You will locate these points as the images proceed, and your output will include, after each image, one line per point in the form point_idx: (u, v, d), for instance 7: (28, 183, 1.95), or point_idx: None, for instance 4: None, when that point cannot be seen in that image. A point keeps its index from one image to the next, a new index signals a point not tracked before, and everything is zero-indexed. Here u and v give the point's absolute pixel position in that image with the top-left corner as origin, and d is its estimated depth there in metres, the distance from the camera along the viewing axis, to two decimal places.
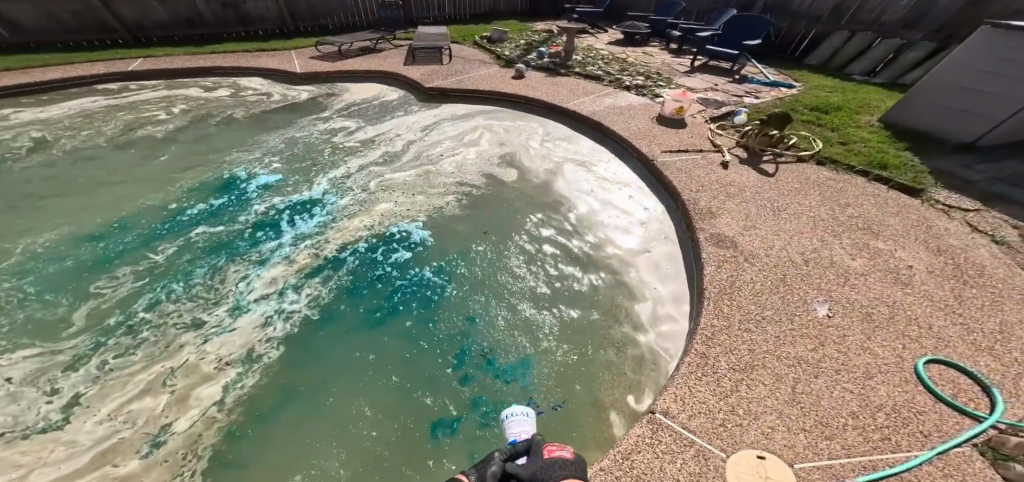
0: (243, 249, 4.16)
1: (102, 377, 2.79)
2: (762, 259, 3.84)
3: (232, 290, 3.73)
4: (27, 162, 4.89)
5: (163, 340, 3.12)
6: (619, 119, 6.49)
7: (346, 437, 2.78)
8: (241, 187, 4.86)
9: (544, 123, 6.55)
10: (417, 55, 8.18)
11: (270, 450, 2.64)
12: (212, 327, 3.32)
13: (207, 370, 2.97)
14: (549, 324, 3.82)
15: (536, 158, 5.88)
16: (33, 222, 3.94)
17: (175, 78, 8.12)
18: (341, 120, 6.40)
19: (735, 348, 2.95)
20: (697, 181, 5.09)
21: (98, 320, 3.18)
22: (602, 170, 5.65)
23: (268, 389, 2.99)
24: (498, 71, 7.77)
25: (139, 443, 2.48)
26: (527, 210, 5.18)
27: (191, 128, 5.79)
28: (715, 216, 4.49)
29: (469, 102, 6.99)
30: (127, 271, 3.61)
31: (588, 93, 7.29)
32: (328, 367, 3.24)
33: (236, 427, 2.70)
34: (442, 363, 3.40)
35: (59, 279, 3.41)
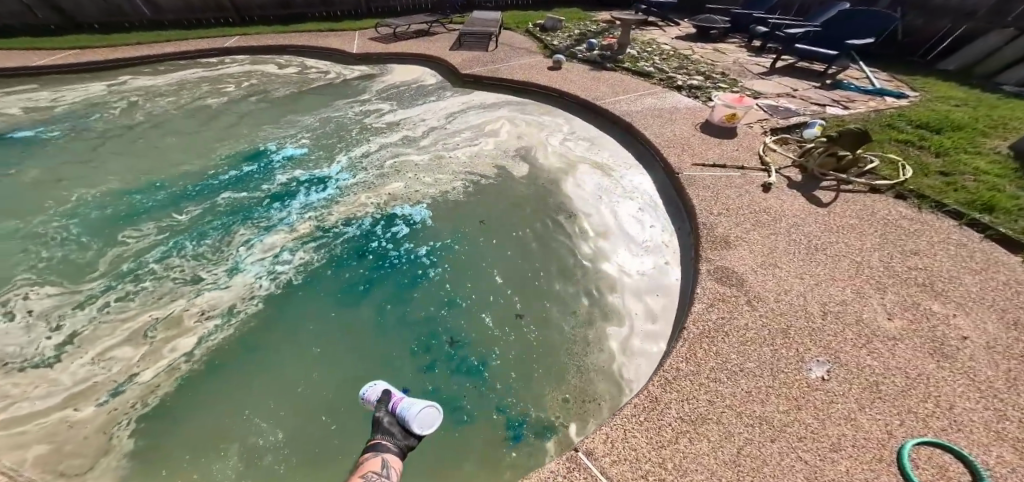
0: (257, 214, 4.51)
1: (98, 318, 3.20)
2: (767, 304, 3.29)
3: (234, 251, 4.10)
4: (112, 122, 5.58)
5: (160, 291, 3.52)
6: (656, 124, 5.89)
7: (285, 401, 2.92)
8: (269, 156, 5.19)
9: (572, 120, 6.21)
10: (465, 41, 8.08)
11: (212, 403, 2.84)
12: (208, 283, 3.70)
13: (186, 323, 3.30)
14: (516, 330, 3.69)
15: (555, 157, 5.59)
16: (97, 175, 4.55)
17: (259, 54, 8.60)
18: (377, 103, 6.40)
19: (694, 397, 2.60)
20: (722, 204, 4.46)
21: (115, 266, 3.67)
22: (622, 178, 5.24)
23: (231, 347, 3.23)
24: (539, 61, 7.46)
25: (100, 391, 2.76)
26: (531, 212, 4.97)
27: (245, 100, 6.31)
28: (731, 247, 3.92)
29: (502, 91, 6.81)
30: (151, 226, 4.11)
31: (630, 92, 6.72)
32: (292, 333, 3.43)
33: (189, 380, 2.94)
34: (399, 347, 3.47)
35: (97, 226, 3.98)
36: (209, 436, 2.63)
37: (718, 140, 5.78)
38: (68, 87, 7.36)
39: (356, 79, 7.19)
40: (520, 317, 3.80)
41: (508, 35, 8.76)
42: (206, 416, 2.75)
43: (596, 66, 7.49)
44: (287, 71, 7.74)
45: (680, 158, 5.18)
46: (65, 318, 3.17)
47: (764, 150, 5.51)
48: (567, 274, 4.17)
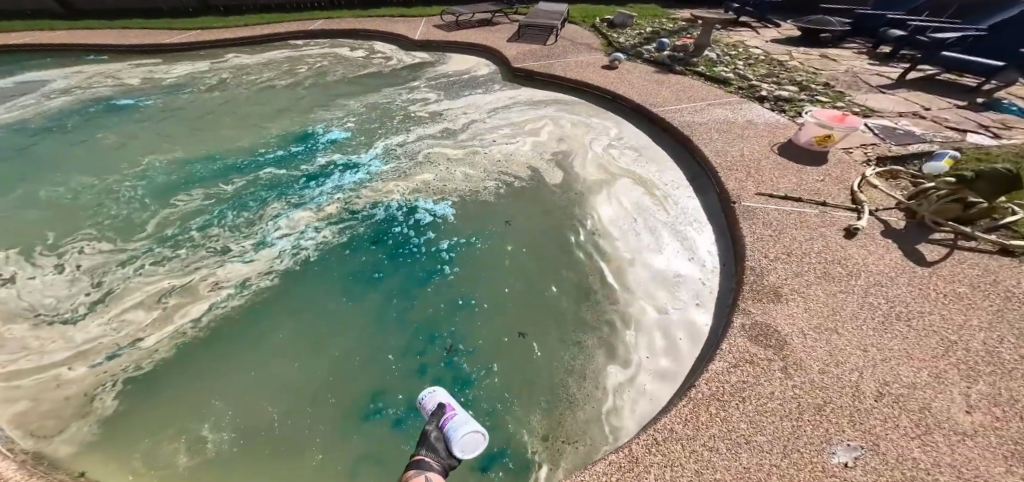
0: (292, 191, 4.69)
1: (129, 279, 3.46)
2: (805, 374, 2.50)
3: (265, 226, 4.27)
4: (197, 98, 6.19)
5: (189, 260, 3.75)
6: (716, 142, 5.09)
7: (268, 383, 2.95)
8: (315, 138, 5.34)
9: (624, 128, 5.64)
10: (524, 38, 7.86)
11: (202, 372, 2.96)
12: (234, 255, 3.90)
13: (201, 292, 3.49)
14: (511, 348, 3.39)
15: (594, 167, 5.13)
16: (169, 143, 5.02)
17: (337, 38, 8.93)
18: (425, 91, 6.37)
19: (681, 466, 2.08)
20: (777, 248, 3.48)
21: (160, 229, 3.99)
22: (667, 195, 4.59)
23: (235, 320, 3.36)
24: (597, 63, 6.96)
25: (101, 353, 2.93)
26: (560, 224, 4.58)
27: (309, 81, 6.64)
28: (780, 302, 3.00)
29: (555, 88, 6.52)
30: (199, 193, 4.44)
31: (692, 107, 6.00)
32: (296, 313, 3.50)
33: (187, 346, 3.10)
34: (391, 344, 3.35)
35: (157, 190, 4.38)
36: (189, 407, 2.73)
37: (797, 166, 4.65)
38: (181, 64, 8.38)
39: (410, 68, 7.18)
40: (519, 336, 3.49)
41: (571, 32, 8.31)
42: (192, 386, 2.86)
43: (659, 76, 6.89)
44: (355, 55, 7.95)
45: (739, 183, 4.34)
46: (105, 275, 3.43)
47: (860, 184, 4.15)
48: (578, 300, 3.75)
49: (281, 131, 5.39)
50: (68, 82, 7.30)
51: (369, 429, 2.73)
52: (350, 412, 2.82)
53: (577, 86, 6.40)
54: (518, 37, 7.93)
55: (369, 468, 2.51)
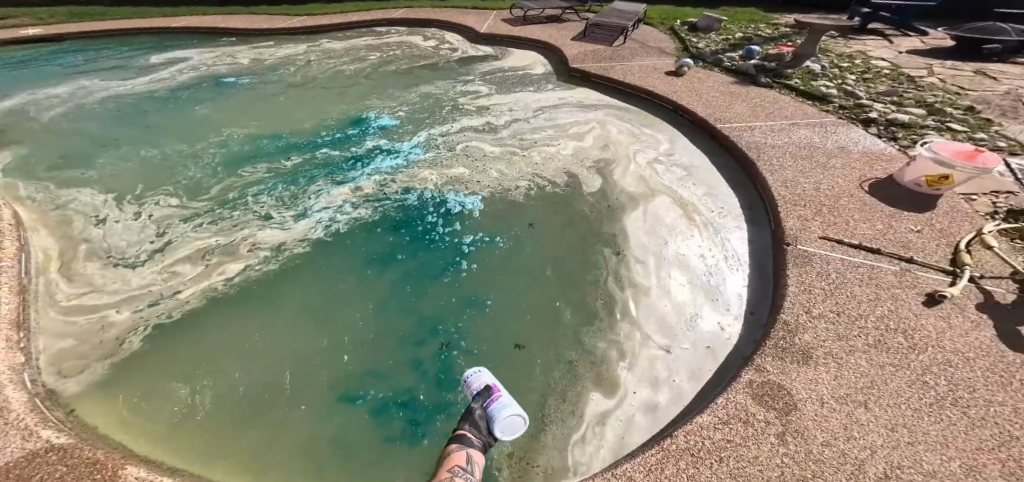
0: (341, 171, 4.87)
1: (185, 233, 3.84)
2: (802, 445, 2.03)
3: (308, 201, 4.55)
4: (278, 77, 6.79)
5: (236, 223, 4.11)
6: (782, 169, 4.38)
7: (276, 346, 3.15)
8: (368, 124, 5.50)
9: (688, 147, 5.21)
10: (589, 44, 7.74)
11: (225, 324, 3.24)
12: (275, 223, 4.22)
13: (240, 251, 3.83)
14: (503, 357, 3.24)
15: (633, 179, 4.74)
16: (246, 115, 5.58)
17: (415, 27, 9.36)
18: (478, 84, 6.40)
19: None
20: (825, 307, 2.78)
21: (223, 194, 4.42)
22: (709, 220, 4.07)
23: (265, 281, 3.65)
24: (665, 76, 6.51)
25: (143, 300, 3.23)
26: (587, 237, 4.27)
27: (376, 67, 7.00)
28: (806, 365, 2.44)
29: (614, 94, 6.35)
30: (262, 167, 4.81)
31: (761, 128, 5.29)
32: (318, 285, 3.73)
33: (219, 298, 3.41)
34: (393, 332, 3.40)
35: (228, 159, 4.83)
36: (206, 354, 2.99)
37: (890, 208, 3.66)
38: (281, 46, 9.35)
39: (470, 61, 7.26)
40: (516, 347, 3.31)
41: (641, 45, 8.02)
42: (208, 339, 3.10)
43: (729, 94, 6.30)
44: (426, 45, 8.19)
45: (800, 221, 3.59)
46: (169, 228, 3.85)
47: (972, 241, 3.15)
48: (579, 321, 3.48)
49: (337, 113, 5.70)
50: (196, 61, 8.57)
51: (351, 412, 2.79)
52: (337, 390, 2.91)
53: (647, 91, 6.11)
54: (585, 37, 8.16)
55: (341, 451, 2.55)
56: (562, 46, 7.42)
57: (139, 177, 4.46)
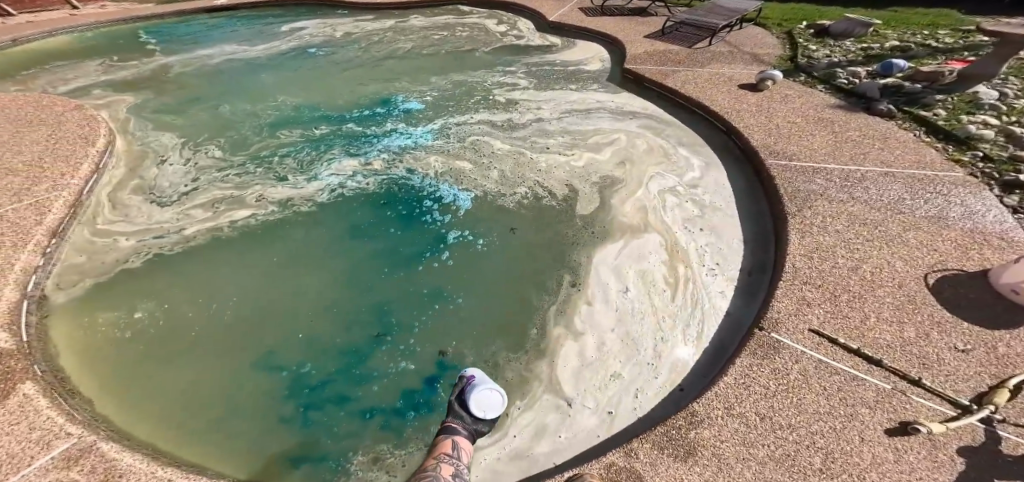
0: (361, 143, 5.00)
1: (212, 180, 4.44)
2: None
3: (322, 167, 4.76)
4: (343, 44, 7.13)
5: (255, 177, 4.55)
6: (824, 230, 3.33)
7: (242, 295, 3.54)
8: (393, 104, 5.37)
9: (716, 180, 4.45)
10: (661, 47, 6.90)
11: (215, 264, 3.74)
12: (289, 184, 4.55)
13: (249, 201, 4.32)
14: (422, 360, 3.18)
15: (631, 205, 4.31)
16: (300, 80, 6.05)
17: (494, 8, 9.28)
18: (518, 75, 6.11)
19: None
20: (751, 407, 2.19)
21: (259, 151, 4.83)
22: (695, 278, 3.53)
23: (262, 232, 4.10)
24: (728, 99, 5.55)
25: (153, 232, 3.87)
26: (558, 263, 3.94)
27: (432, 46, 7.03)
28: (682, 462, 1.95)
29: (664, 107, 5.61)
30: (294, 132, 5.02)
31: (832, 170, 4.05)
32: (303, 246, 4.05)
33: (221, 240, 3.95)
34: (343, 307, 3.56)
35: (268, 117, 5.26)
36: (188, 286, 3.51)
37: (945, 313, 2.60)
38: (374, 17, 10.02)
39: (524, 49, 6.93)
40: (440, 353, 3.22)
41: (725, 56, 6.93)
42: (181, 280, 3.55)
43: (810, 123, 5.03)
44: (494, 25, 7.97)
45: (800, 306, 2.76)
46: (203, 176, 4.48)
47: None
48: (501, 347, 3.28)
49: (377, 90, 5.72)
50: (304, 26, 9.69)
51: (264, 375, 3.00)
52: (266, 349, 3.16)
53: (699, 112, 5.35)
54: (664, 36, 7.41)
55: (234, 412, 2.74)
56: (628, 42, 6.78)
57: (199, 125, 5.21)
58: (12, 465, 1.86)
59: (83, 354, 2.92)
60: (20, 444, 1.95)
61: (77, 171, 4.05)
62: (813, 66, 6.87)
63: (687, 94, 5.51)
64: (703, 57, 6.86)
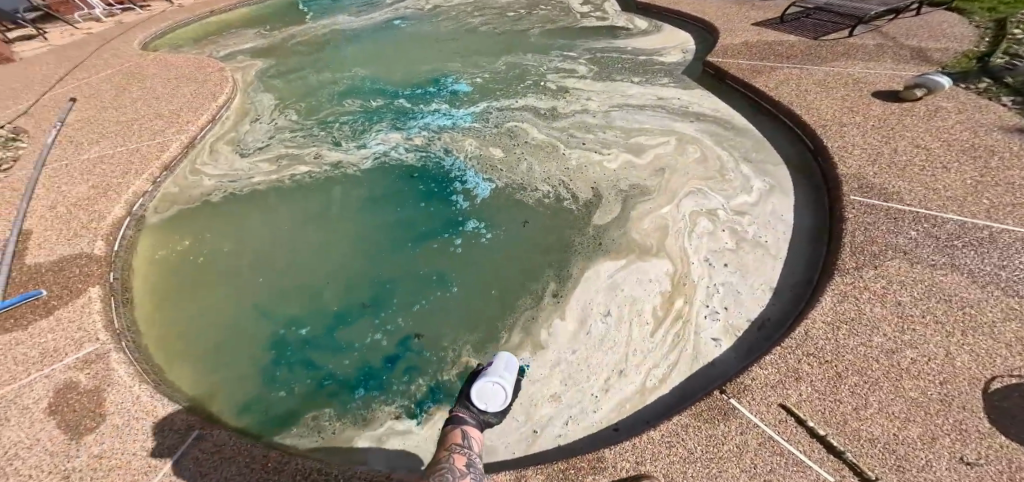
0: (408, 120, 5.20)
1: (282, 138, 5.08)
2: None
3: (371, 138, 5.12)
4: (425, 17, 7.35)
5: (316, 140, 5.08)
6: (882, 299, 2.44)
7: (273, 240, 4.06)
8: (444, 84, 5.52)
9: (774, 209, 3.59)
10: (767, 45, 5.83)
11: (263, 209, 4.34)
12: (340, 150, 5.00)
13: (306, 161, 4.88)
14: (392, 339, 3.32)
15: (650, 222, 3.81)
16: (378, 52, 6.47)
17: None
18: (580, 63, 5.71)
19: None
20: (662, 468, 1.95)
21: (326, 116, 5.33)
22: (690, 318, 3.03)
23: (307, 188, 4.62)
24: (833, 109, 4.26)
25: (229, 178, 4.59)
26: (553, 268, 3.69)
27: (507, 23, 6.87)
28: None
29: (742, 115, 4.72)
30: (354, 103, 5.46)
31: (943, 219, 2.81)
32: (335, 207, 4.45)
33: (274, 189, 4.56)
34: (345, 271, 3.85)
35: (340, 86, 5.78)
36: (237, 224, 4.15)
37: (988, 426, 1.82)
38: None
39: (602, 31, 6.40)
40: (409, 337, 3.33)
41: (858, 58, 5.50)
42: (236, 219, 4.20)
43: (945, 148, 3.51)
44: (582, 6, 7.46)
45: (783, 380, 2.23)
46: (278, 135, 5.11)
47: None
48: (464, 338, 3.30)
49: (436, 66, 5.87)
50: None
51: (261, 316, 3.41)
52: (271, 293, 3.59)
53: (784, 121, 4.35)
54: (783, 21, 6.55)
55: (228, 341, 3.19)
56: (725, 30, 6.24)
57: (289, 85, 6.00)
58: (55, 356, 2.52)
59: (146, 262, 3.65)
60: (66, 340, 2.63)
61: (197, 119, 5.10)
62: (1013, 69, 4.79)
63: (778, 99, 4.48)
64: (822, 60, 5.54)
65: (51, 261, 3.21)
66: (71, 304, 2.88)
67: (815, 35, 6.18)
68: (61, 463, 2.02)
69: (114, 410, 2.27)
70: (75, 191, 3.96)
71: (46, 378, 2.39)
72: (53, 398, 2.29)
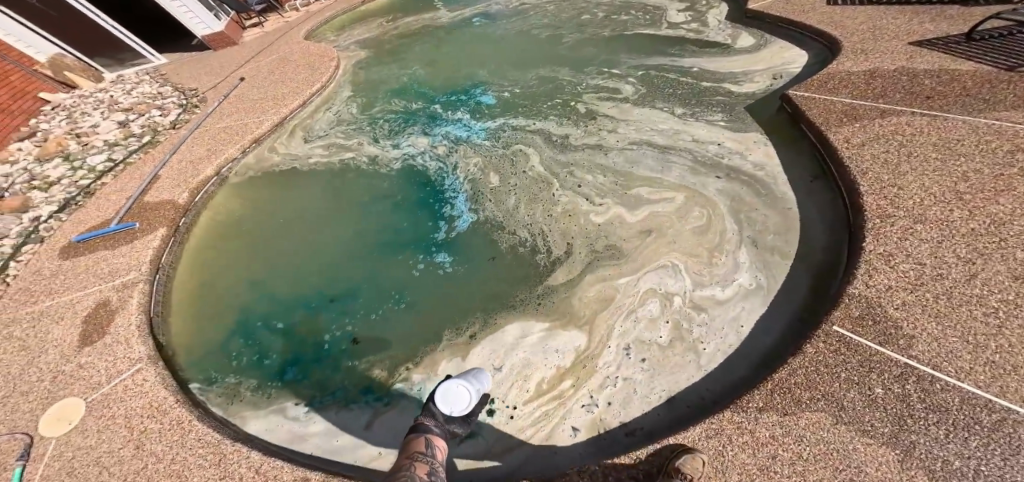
0: (436, 126, 5.52)
1: (340, 128, 5.97)
2: None
3: (405, 138, 5.57)
4: (507, 17, 7.42)
5: (364, 134, 5.80)
6: (758, 446, 1.90)
7: (294, 220, 4.82)
8: (473, 94, 5.71)
9: (736, 316, 2.90)
10: (906, 76, 3.94)
11: (302, 191, 5.17)
12: (376, 146, 5.60)
13: (347, 151, 5.61)
14: (323, 339, 3.65)
15: (598, 290, 3.36)
16: (448, 51, 6.86)
17: None
18: (627, 86, 5.13)
19: (111, 426, 2.71)
20: None
21: (379, 114, 6.03)
22: (566, 401, 2.79)
23: (340, 178, 5.28)
24: (926, 195, 2.71)
25: (290, 156, 5.63)
26: (482, 305, 3.61)
27: (577, 30, 6.49)
28: None
29: (794, 176, 3.60)
30: (402, 104, 6.05)
31: (945, 385, 1.84)
32: (351, 200, 4.96)
33: (318, 173, 5.38)
34: (326, 262, 4.32)
35: (402, 84, 6.41)
36: (279, 200, 5.06)
37: None
38: None
39: (674, 45, 5.71)
40: (334, 343, 3.61)
41: None
42: (281, 196, 5.11)
43: None
44: (672, 13, 6.52)
45: None
46: (339, 126, 6.02)
47: None
48: (376, 347, 3.53)
49: (481, 71, 6.08)
50: None
51: (249, 285, 4.15)
52: (267, 267, 4.32)
53: (839, 203, 3.19)
54: (971, 38, 4.31)
55: (218, 299, 4.02)
56: (852, 48, 4.63)
57: (368, 79, 6.91)
58: (110, 278, 3.72)
59: (210, 218, 4.83)
60: (122, 268, 3.82)
61: (292, 101, 6.27)
62: None
63: (846, 162, 3.21)
64: (1016, 82, 3.51)
65: (153, 203, 4.62)
66: (142, 240, 4.12)
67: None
68: (60, 365, 3.07)
69: (111, 332, 3.27)
70: (195, 152, 5.49)
71: (97, 293, 3.58)
72: (88, 313, 3.42)
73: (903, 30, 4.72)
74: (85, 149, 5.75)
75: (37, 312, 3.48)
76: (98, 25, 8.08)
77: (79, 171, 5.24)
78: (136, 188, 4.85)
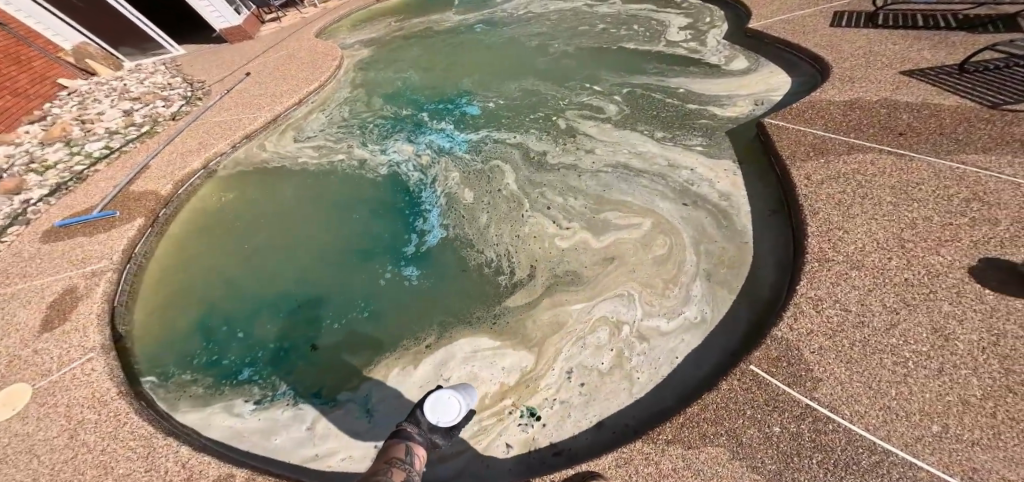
0: (420, 135, 5.53)
1: (328, 130, 6.03)
2: None
3: (388, 144, 5.59)
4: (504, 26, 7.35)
5: (351, 138, 5.82)
6: (659, 478, 1.89)
7: (270, 219, 4.85)
8: (459, 104, 5.70)
9: (674, 347, 2.79)
10: (889, 110, 3.70)
11: (285, 189, 5.21)
12: (362, 151, 5.60)
13: (331, 154, 5.66)
14: (275, 341, 3.63)
15: (553, 313, 3.26)
16: (440, 58, 6.81)
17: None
18: (610, 105, 5.02)
19: (56, 410, 2.77)
20: None
21: (366, 119, 6.08)
22: (505, 417, 2.68)
23: (323, 179, 5.30)
24: (869, 240, 2.65)
25: (278, 154, 5.71)
26: (436, 318, 3.54)
27: (570, 44, 6.36)
28: None
29: (760, 210, 3.44)
30: (391, 110, 6.08)
31: (836, 425, 1.88)
32: (329, 202, 4.96)
33: (303, 173, 5.42)
34: (293, 264, 4.32)
35: (394, 91, 6.44)
36: (260, 197, 5.11)
37: None
38: None
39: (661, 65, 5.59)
40: (285, 348, 3.57)
41: None
42: (263, 194, 5.16)
43: (994, 353, 1.97)
44: (668, 29, 6.38)
45: None
46: (328, 128, 6.08)
47: None
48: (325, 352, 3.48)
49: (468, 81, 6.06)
50: None
51: (215, 282, 4.18)
52: (236, 265, 4.35)
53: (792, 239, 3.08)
54: (964, 70, 4.04)
55: (183, 294, 4.06)
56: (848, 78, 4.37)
57: (363, 82, 6.96)
58: (82, 264, 3.83)
59: (192, 211, 4.92)
60: (96, 255, 3.93)
61: (287, 100, 6.36)
62: None
63: (806, 200, 3.08)
64: (1003, 121, 3.26)
65: (137, 193, 4.75)
66: (118, 229, 4.23)
67: (1019, 91, 3.58)
68: (18, 348, 3.16)
69: (72, 317, 3.35)
70: (185, 144, 5.62)
71: (68, 278, 3.68)
72: (55, 297, 3.52)
73: (895, 56, 4.50)
74: (87, 136, 5.96)
75: (11, 294, 3.59)
76: (125, 17, 8.43)
77: (76, 157, 5.43)
78: (124, 177, 5.01)
